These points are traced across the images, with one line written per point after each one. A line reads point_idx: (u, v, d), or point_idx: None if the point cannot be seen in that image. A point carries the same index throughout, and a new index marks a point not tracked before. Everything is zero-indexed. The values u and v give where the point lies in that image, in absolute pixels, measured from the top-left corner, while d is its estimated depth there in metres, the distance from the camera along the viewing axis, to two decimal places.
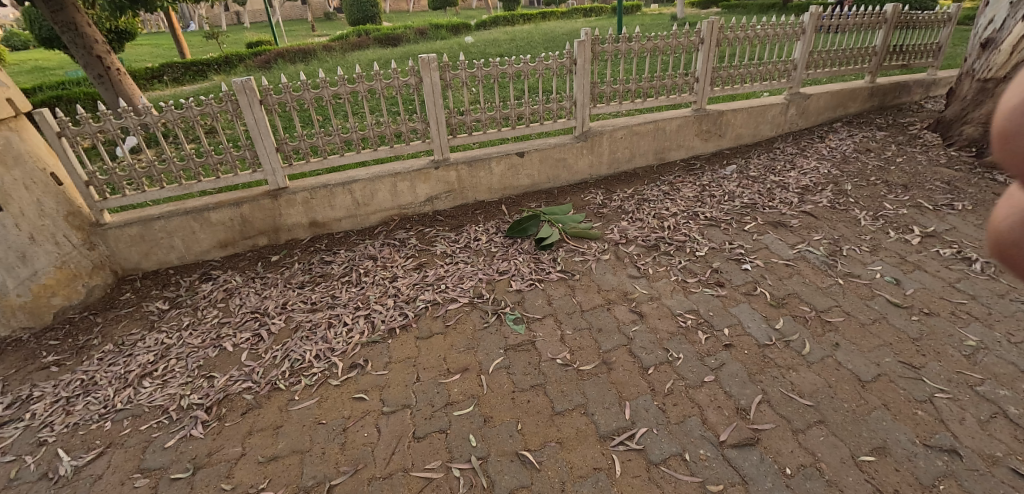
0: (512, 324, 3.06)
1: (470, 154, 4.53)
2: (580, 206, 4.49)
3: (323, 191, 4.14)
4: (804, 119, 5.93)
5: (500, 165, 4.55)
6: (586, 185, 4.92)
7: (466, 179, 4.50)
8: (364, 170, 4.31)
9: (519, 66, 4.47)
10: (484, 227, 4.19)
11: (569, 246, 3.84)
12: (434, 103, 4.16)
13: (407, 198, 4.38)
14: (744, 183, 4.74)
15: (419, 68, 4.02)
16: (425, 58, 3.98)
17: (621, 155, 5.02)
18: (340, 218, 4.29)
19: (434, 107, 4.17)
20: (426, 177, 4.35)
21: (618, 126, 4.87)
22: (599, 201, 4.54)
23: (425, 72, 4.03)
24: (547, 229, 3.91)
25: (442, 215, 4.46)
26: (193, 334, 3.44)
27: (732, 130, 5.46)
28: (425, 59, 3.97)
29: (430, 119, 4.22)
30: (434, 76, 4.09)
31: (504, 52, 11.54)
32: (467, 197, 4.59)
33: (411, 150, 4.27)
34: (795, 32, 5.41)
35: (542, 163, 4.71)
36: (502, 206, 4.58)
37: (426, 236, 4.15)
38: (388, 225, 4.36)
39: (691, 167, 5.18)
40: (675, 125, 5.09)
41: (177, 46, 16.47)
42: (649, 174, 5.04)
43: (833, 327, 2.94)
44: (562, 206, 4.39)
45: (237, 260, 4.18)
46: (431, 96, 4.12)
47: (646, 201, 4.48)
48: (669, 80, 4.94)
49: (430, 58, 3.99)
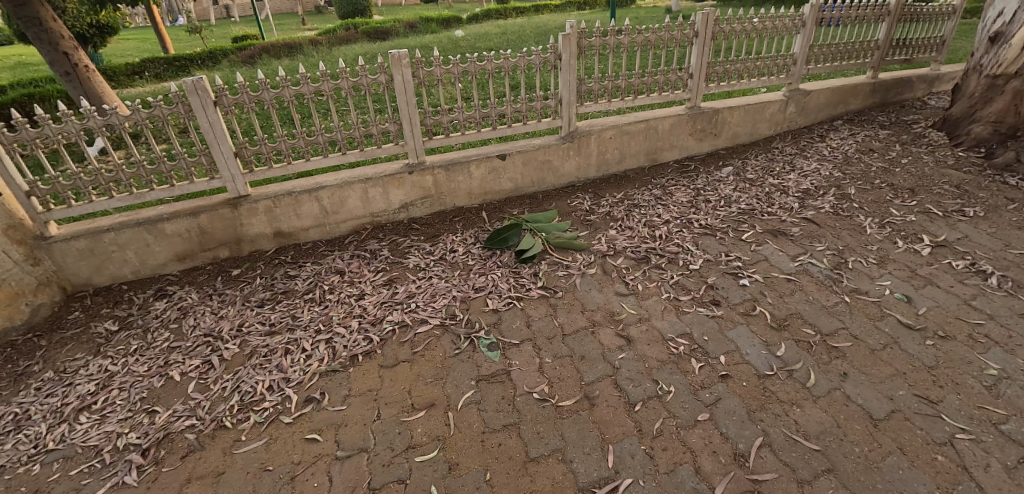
0: (486, 351, 2.77)
1: (447, 156, 4.21)
2: (566, 212, 4.19)
3: (287, 198, 3.82)
4: (804, 116, 5.64)
5: (480, 169, 4.25)
6: (573, 189, 4.62)
7: (444, 183, 4.19)
8: (333, 175, 3.98)
9: (499, 62, 4.15)
10: (462, 237, 3.89)
11: (552, 259, 3.54)
12: (406, 103, 3.83)
13: (380, 205, 4.07)
14: (741, 187, 4.45)
15: (389, 64, 3.69)
16: (395, 54, 3.64)
17: (610, 156, 4.72)
18: (307, 227, 3.98)
19: (407, 107, 3.84)
20: (401, 182, 4.03)
21: (607, 125, 4.57)
22: (587, 206, 4.25)
23: (396, 69, 3.69)
24: (530, 239, 3.60)
25: (418, 223, 4.16)
26: (141, 360, 3.12)
27: (729, 129, 5.16)
28: (396, 55, 3.64)
29: (403, 119, 3.89)
30: (407, 73, 3.76)
31: (493, 47, 11.14)
32: (445, 203, 4.28)
33: (383, 153, 3.95)
34: (794, 25, 5.10)
35: (526, 166, 4.40)
36: (483, 213, 4.27)
37: (400, 248, 3.85)
38: (359, 235, 4.06)
39: (685, 168, 4.89)
40: (668, 124, 4.79)
41: (161, 41, 16.02)
42: (640, 177, 4.75)
43: (839, 354, 2.67)
44: (548, 212, 4.09)
45: (195, 275, 3.87)
46: (403, 95, 3.79)
47: (637, 207, 4.19)
48: (661, 77, 4.63)
49: (401, 54, 3.65)
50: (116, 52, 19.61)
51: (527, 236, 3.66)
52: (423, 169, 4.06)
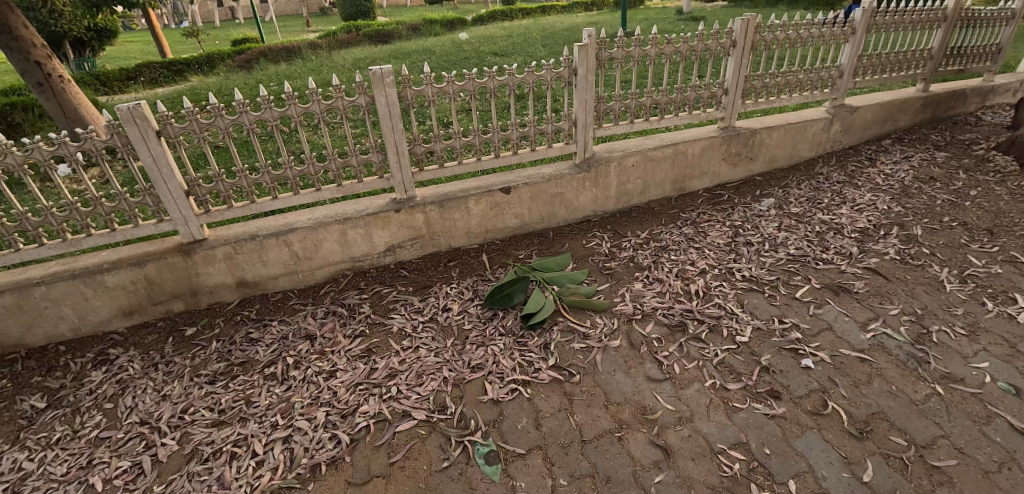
0: (483, 466, 2.15)
1: (442, 190, 3.59)
2: (582, 257, 3.55)
3: (250, 244, 3.22)
4: (849, 135, 4.97)
5: (481, 204, 3.61)
6: (589, 225, 3.98)
7: (437, 222, 3.55)
8: (307, 214, 3.37)
9: (503, 78, 3.52)
10: (458, 290, 3.27)
11: (566, 324, 2.91)
12: (391, 129, 3.20)
13: (361, 249, 3.44)
14: (786, 225, 3.80)
15: (369, 84, 3.04)
16: (376, 71, 3.02)
17: (632, 186, 4.07)
18: (276, 277, 3.38)
19: (392, 134, 3.22)
20: (387, 222, 3.40)
21: (628, 151, 3.93)
22: (606, 249, 3.61)
23: (378, 89, 3.05)
24: (540, 300, 2.99)
25: (407, 269, 3.54)
26: (62, 457, 2.54)
27: (766, 152, 4.50)
28: (377, 71, 3.01)
29: (388, 149, 3.26)
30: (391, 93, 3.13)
31: (499, 50, 10.46)
32: (439, 244, 3.64)
33: (364, 188, 3.33)
34: (844, 32, 4.43)
35: (534, 199, 3.76)
36: (484, 255, 3.64)
37: (384, 303, 3.24)
38: (337, 285, 3.45)
39: (718, 199, 4.24)
40: (699, 148, 4.14)
41: (158, 46, 15.46)
42: (666, 210, 4.09)
43: (946, 479, 2.01)
44: (561, 257, 3.46)
45: (144, 334, 3.29)
46: (388, 120, 3.16)
47: (665, 250, 3.55)
48: (692, 93, 3.98)
49: (384, 70, 3.03)
50: (117, 55, 19.16)
51: (537, 295, 3.05)
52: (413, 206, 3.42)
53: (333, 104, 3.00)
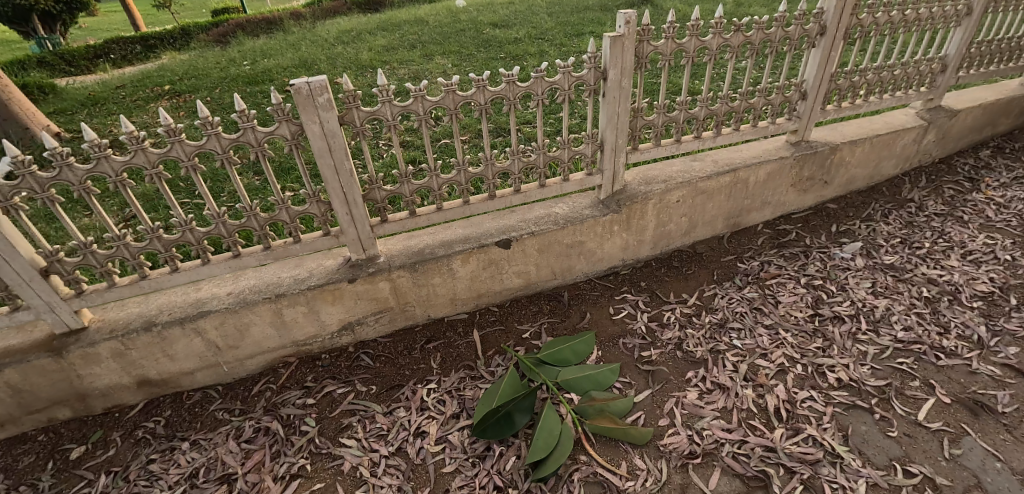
0: None
1: (417, 244, 2.58)
2: (608, 338, 2.61)
3: (144, 336, 2.27)
4: (942, 147, 3.92)
5: (471, 263, 2.60)
6: (616, 280, 3.01)
7: (411, 291, 2.57)
8: (227, 286, 2.41)
9: (501, 88, 2.43)
10: (439, 398, 2.35)
11: (593, 473, 2.01)
12: (332, 169, 2.13)
13: (306, 331, 2.50)
14: (883, 287, 2.84)
15: (294, 107, 1.93)
16: (300, 86, 1.90)
17: (675, 226, 3.06)
18: (192, 371, 2.47)
19: (335, 176, 2.15)
20: (339, 296, 2.43)
21: (671, 182, 2.91)
22: (642, 325, 2.66)
23: (307, 115, 1.95)
24: (552, 432, 2.09)
25: (371, 355, 2.61)
26: None
27: (843, 173, 3.49)
28: (301, 86, 1.89)
29: (331, 196, 2.21)
30: (330, 117, 2.02)
31: (501, 21, 9.14)
32: (415, 317, 2.69)
33: (301, 250, 2.34)
34: (957, 12, 3.33)
35: (544, 252, 2.76)
36: (475, 332, 2.69)
37: (337, 417, 2.33)
38: (277, 380, 2.53)
39: (785, 240, 3.26)
40: (765, 173, 3.12)
41: (130, 16, 13.90)
42: (718, 258, 3.11)
43: None
44: (581, 339, 2.49)
45: (16, 455, 2.35)
46: (327, 158, 2.09)
47: (725, 327, 2.60)
48: (761, 99, 2.93)
49: (314, 84, 1.91)
50: (93, 27, 17.59)
51: (549, 420, 2.13)
52: (373, 273, 2.42)
53: (239, 139, 1.98)
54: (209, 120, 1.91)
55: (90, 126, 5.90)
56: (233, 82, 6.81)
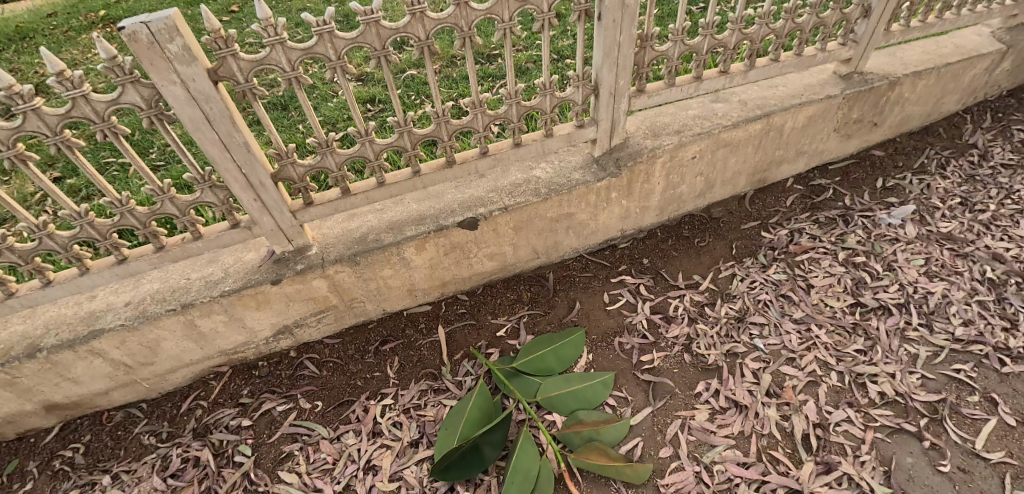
0: None
1: (360, 227, 2.01)
2: (603, 336, 2.09)
3: (27, 364, 1.83)
4: (1018, 75, 3.18)
5: (428, 251, 2.00)
6: (613, 257, 2.38)
7: (353, 289, 2.04)
8: (125, 293, 1.96)
9: (449, 14, 1.66)
10: (395, 420, 1.92)
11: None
12: (217, 144, 1.56)
13: (233, 339, 2.07)
14: (937, 265, 2.36)
15: (137, 60, 1.32)
16: (135, 29, 1.26)
17: (688, 189, 2.42)
18: (107, 390, 2.10)
19: (224, 153, 1.58)
20: (265, 301, 1.96)
21: (687, 133, 2.22)
22: (644, 318, 2.13)
23: (159, 74, 1.35)
24: (529, 473, 1.67)
25: (315, 361, 2.16)
26: None
27: (897, 113, 2.83)
28: (137, 31, 1.25)
29: (227, 180, 1.66)
30: (198, 74, 1.39)
31: None
32: (364, 314, 2.17)
33: (205, 248, 1.84)
34: None
35: (521, 231, 2.10)
36: (438, 331, 2.14)
37: (276, 444, 1.97)
38: (210, 396, 2.16)
39: (822, 202, 2.74)
40: (805, 118, 2.47)
41: None
42: (738, 225, 2.56)
43: None
44: (567, 340, 1.98)
45: None
46: (208, 130, 1.51)
47: (744, 320, 2.13)
48: (811, 19, 2.20)
49: (155, 25, 1.26)
50: None
51: (525, 456, 1.70)
52: (301, 271, 1.90)
53: (70, 115, 1.39)
54: (16, 91, 1.30)
55: (10, 65, 5.05)
56: (174, 2, 5.78)
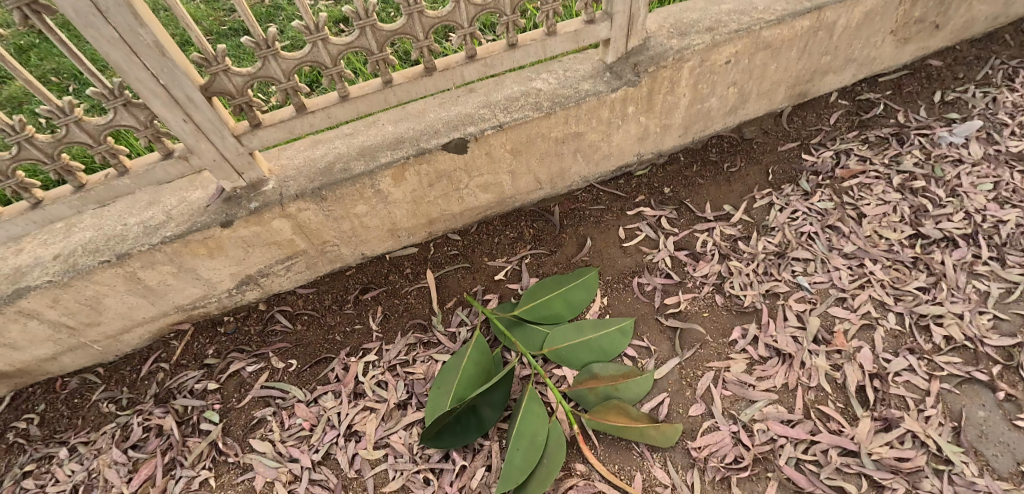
0: None
1: (325, 155, 1.66)
2: (620, 276, 1.75)
3: None
4: None
5: (408, 180, 1.66)
6: (629, 186, 2.01)
7: (323, 231, 1.72)
8: (52, 243, 1.65)
9: None
10: (379, 380, 1.66)
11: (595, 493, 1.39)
12: (118, 45, 1.20)
13: (189, 293, 1.79)
14: (1011, 189, 2.00)
15: None
16: None
17: (718, 105, 2.03)
18: (54, 354, 1.84)
19: (131, 57, 1.23)
20: (218, 247, 1.66)
21: (721, 30, 1.80)
22: (668, 253, 1.79)
23: None
24: (535, 437, 1.40)
25: (287, 315, 1.87)
26: None
27: (965, 11, 2.37)
28: None
29: (143, 96, 1.33)
30: None
31: None
32: (339, 260, 1.86)
33: (133, 185, 1.54)
34: None
35: (520, 156, 1.75)
36: (426, 278, 1.83)
37: (246, 409, 1.72)
38: (172, 357, 1.90)
39: (871, 120, 2.34)
40: (863, 13, 2.03)
41: None
42: (774, 148, 2.18)
43: None
44: (577, 282, 1.65)
45: None
46: (101, 26, 1.16)
47: (785, 255, 1.81)
48: None
49: None
50: None
51: (530, 418, 1.43)
52: (256, 209, 1.58)
53: None
54: None
55: None
56: None
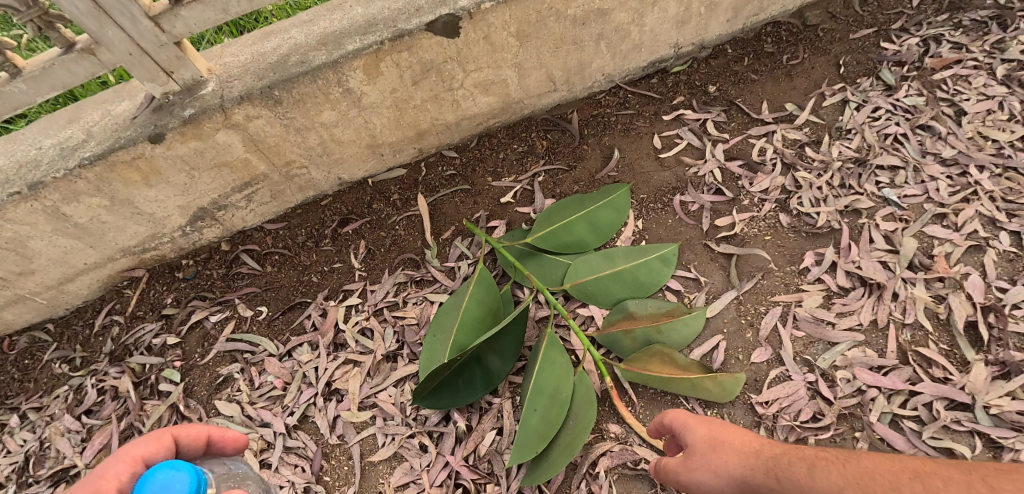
0: None
1: (275, 46, 1.28)
2: (657, 194, 1.39)
3: None
4: None
5: (385, 76, 1.28)
6: (665, 85, 1.59)
7: (284, 148, 1.38)
8: None
9: None
10: (362, 327, 1.36)
11: (634, 461, 1.11)
12: None
13: (132, 233, 1.50)
14: None
15: None
16: None
17: None
18: None
19: None
20: (156, 171, 1.33)
21: None
22: (718, 163, 1.41)
23: None
24: (557, 395, 1.11)
25: (253, 255, 1.56)
26: None
27: None
28: None
29: None
30: None
31: None
32: (309, 186, 1.52)
33: (33, 93, 1.19)
34: None
35: (528, 42, 1.34)
36: (416, 205, 1.50)
37: (211, 366, 1.45)
38: (127, 308, 1.62)
39: None
40: None
41: None
42: (847, 33, 1.73)
43: None
44: (604, 202, 1.31)
45: None
46: None
47: (866, 163, 1.43)
48: None
49: None
50: None
51: (550, 371, 1.13)
52: (192, 118, 1.23)
53: None
54: None
55: None
56: None
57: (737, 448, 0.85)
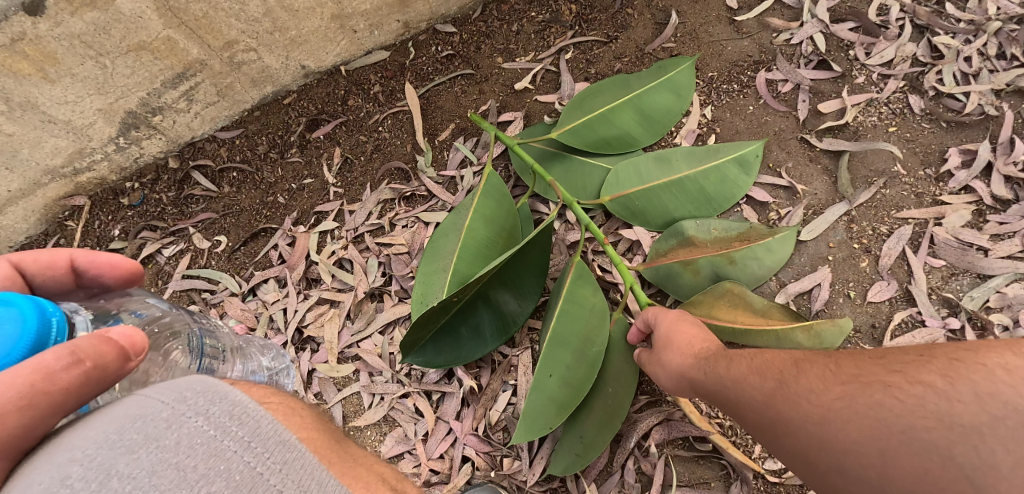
0: None
1: None
2: (731, 70, 1.00)
3: None
4: None
5: None
6: None
7: (217, 21, 1.01)
8: None
9: None
10: (342, 257, 1.06)
11: (699, 434, 0.86)
12: None
13: (51, 149, 1.10)
14: None
15: None
16: None
17: None
18: None
19: None
20: (51, 59, 0.95)
21: None
22: (822, 24, 1.00)
23: None
24: (597, 348, 0.81)
25: (202, 171, 1.21)
26: None
27: None
28: None
29: None
30: None
31: None
32: (264, 76, 1.15)
33: None
34: None
35: None
36: (404, 96, 1.14)
37: None
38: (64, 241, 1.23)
39: None
40: None
41: None
42: None
43: None
44: (659, 81, 0.93)
45: None
46: None
47: None
48: None
49: None
50: None
51: (585, 317, 0.82)
52: None
53: None
54: None
55: None
56: None
57: (691, 346, 0.66)
